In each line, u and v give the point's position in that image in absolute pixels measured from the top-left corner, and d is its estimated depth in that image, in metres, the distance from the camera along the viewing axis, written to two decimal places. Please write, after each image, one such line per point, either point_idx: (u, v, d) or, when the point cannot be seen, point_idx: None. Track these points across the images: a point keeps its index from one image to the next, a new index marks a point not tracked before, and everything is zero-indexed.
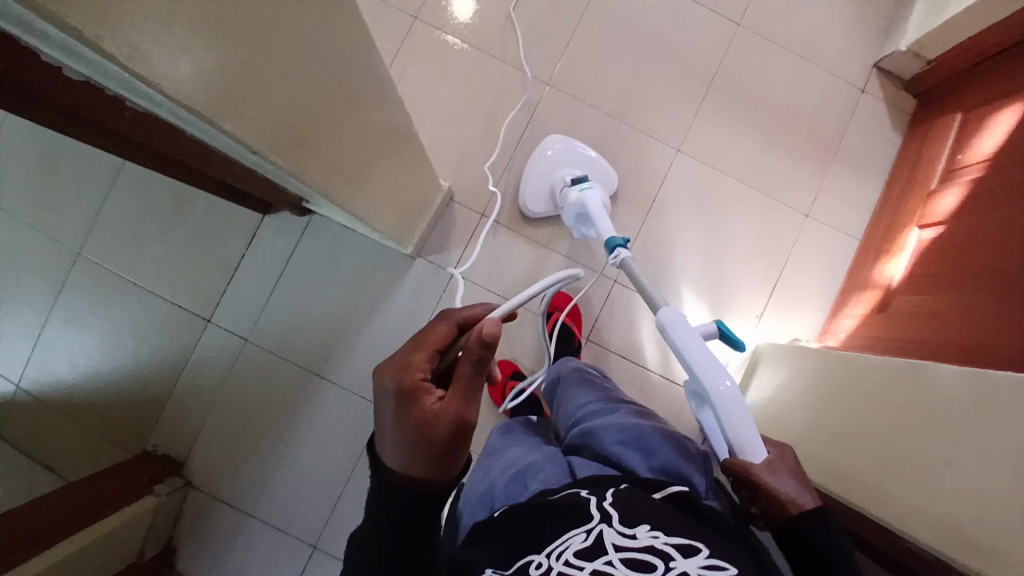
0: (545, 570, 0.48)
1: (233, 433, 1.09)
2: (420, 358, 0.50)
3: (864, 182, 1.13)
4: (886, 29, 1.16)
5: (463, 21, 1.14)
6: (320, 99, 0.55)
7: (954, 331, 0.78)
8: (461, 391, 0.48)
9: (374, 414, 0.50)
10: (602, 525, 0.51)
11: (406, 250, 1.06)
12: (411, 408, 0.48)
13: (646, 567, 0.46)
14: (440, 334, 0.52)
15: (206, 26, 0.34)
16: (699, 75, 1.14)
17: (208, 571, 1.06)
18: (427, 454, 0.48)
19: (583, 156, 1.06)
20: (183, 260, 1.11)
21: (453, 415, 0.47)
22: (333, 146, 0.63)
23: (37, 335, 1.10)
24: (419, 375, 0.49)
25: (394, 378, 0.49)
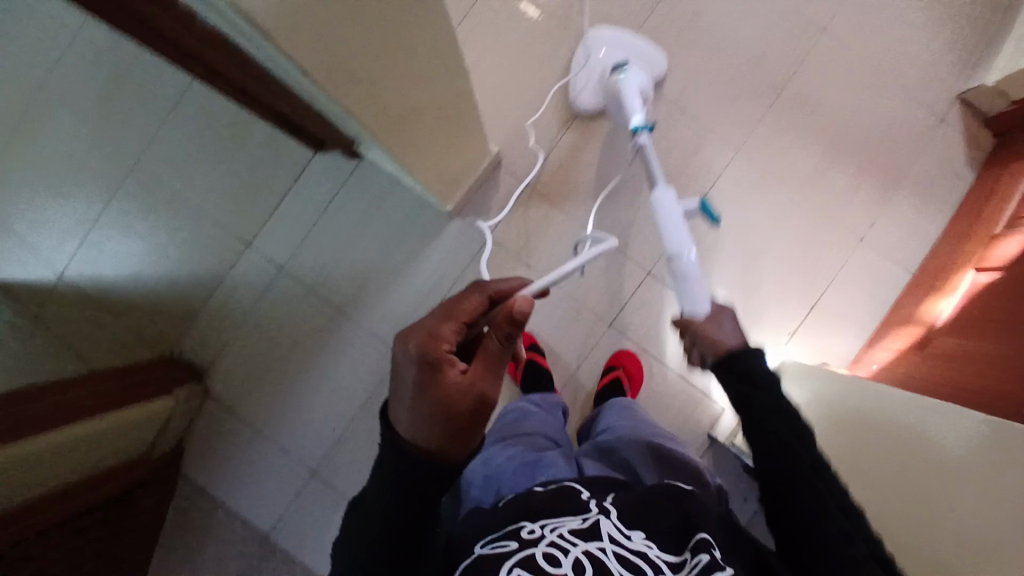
0: (538, 536, 0.55)
1: (254, 355, 1.12)
2: (449, 328, 0.51)
3: (924, 215, 1.09)
4: (975, 61, 1.10)
5: None
6: (383, 40, 0.55)
7: (993, 378, 0.75)
8: (486, 364, 0.49)
9: (394, 380, 0.50)
10: (600, 517, 0.58)
11: (445, 207, 1.07)
12: (436, 376, 0.48)
13: (636, 568, 0.53)
14: (470, 307, 0.53)
15: None
16: (771, 80, 1.10)
17: (211, 481, 1.11)
18: (441, 427, 0.48)
19: (629, 44, 1.08)
20: (232, 182, 1.13)
21: (476, 389, 0.48)
22: (388, 86, 0.64)
23: (88, 233, 1.15)
24: (446, 346, 0.50)
25: (420, 347, 0.49)
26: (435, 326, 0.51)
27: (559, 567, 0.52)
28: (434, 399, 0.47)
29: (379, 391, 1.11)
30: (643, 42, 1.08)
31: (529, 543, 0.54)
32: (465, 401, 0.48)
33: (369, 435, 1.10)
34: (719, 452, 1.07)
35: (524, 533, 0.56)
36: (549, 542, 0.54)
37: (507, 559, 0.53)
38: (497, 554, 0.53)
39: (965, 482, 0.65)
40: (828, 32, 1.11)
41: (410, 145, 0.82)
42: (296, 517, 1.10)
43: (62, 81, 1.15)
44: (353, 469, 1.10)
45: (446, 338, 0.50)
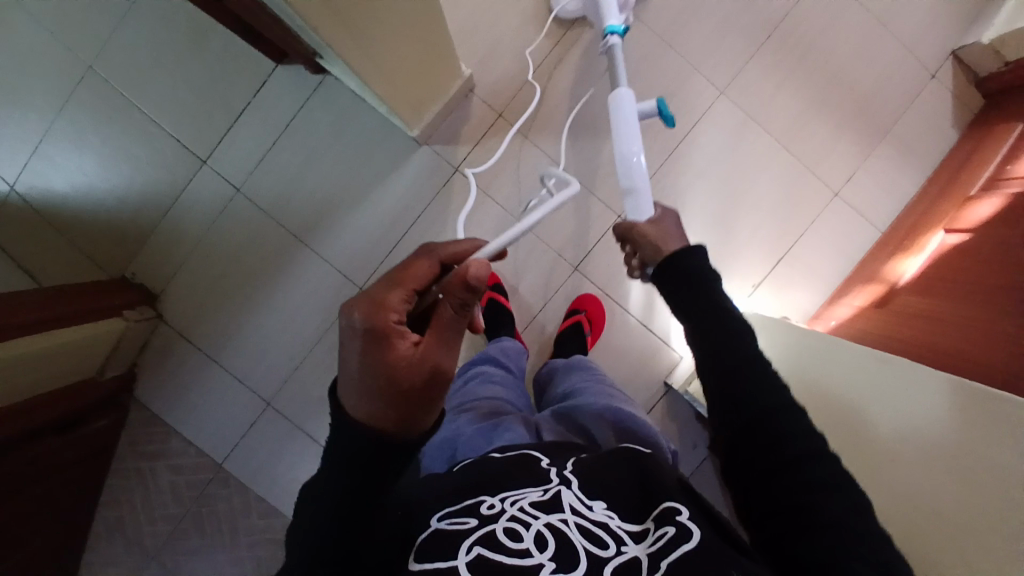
0: (498, 511, 0.50)
1: (210, 280, 1.09)
2: (396, 298, 0.48)
3: (901, 173, 1.07)
4: (974, 13, 1.06)
5: None
6: None
7: (949, 340, 0.75)
8: (438, 334, 0.46)
9: (341, 358, 0.46)
10: (561, 487, 0.53)
11: (412, 133, 1.02)
12: (385, 352, 0.45)
13: (599, 542, 0.48)
14: (419, 272, 0.50)
15: None
16: (763, 19, 1.05)
17: (166, 404, 1.10)
18: (394, 401, 0.45)
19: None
20: (188, 95, 1.07)
21: (432, 359, 0.45)
22: None
23: (34, 142, 1.08)
24: (395, 318, 0.47)
25: (366, 317, 0.46)
26: (382, 296, 0.47)
27: (521, 543, 0.46)
28: (386, 376, 0.45)
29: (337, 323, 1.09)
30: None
31: (488, 520, 0.49)
32: (418, 375, 0.45)
33: (327, 366, 1.09)
34: (674, 398, 1.09)
35: (484, 509, 0.50)
36: (509, 517, 0.49)
37: (467, 537, 0.47)
38: (455, 531, 0.48)
39: (936, 445, 0.62)
40: None
41: (373, 65, 0.76)
42: (250, 445, 1.10)
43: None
44: (309, 400, 1.10)
45: (394, 308, 0.47)
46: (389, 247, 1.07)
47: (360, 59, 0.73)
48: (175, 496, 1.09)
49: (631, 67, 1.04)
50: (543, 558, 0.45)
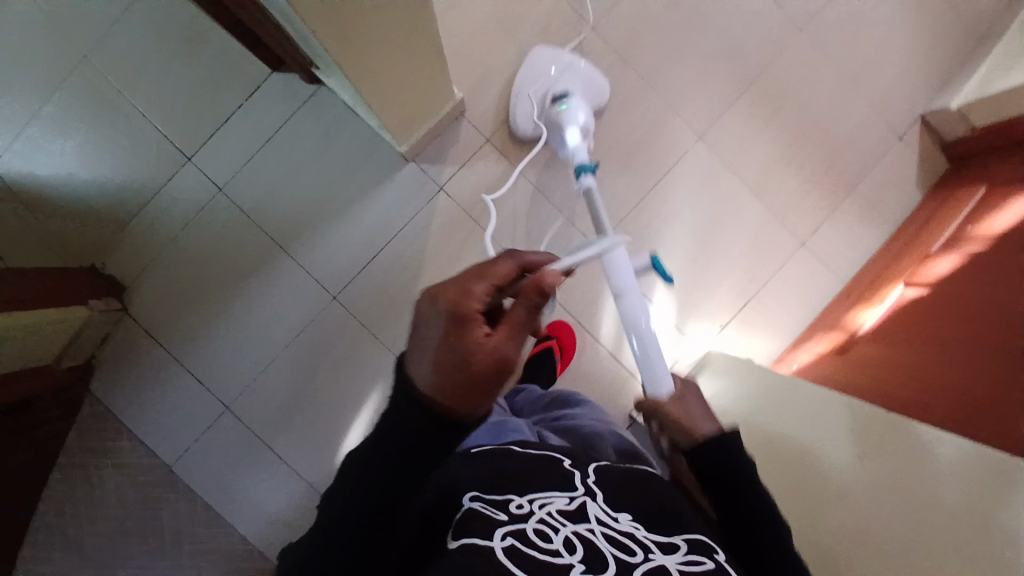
0: (527, 512, 0.51)
1: (183, 277, 1.08)
2: (481, 285, 0.47)
3: (868, 227, 1.11)
4: (941, 83, 1.12)
5: None
6: None
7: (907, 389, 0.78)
8: (513, 328, 0.46)
9: (418, 331, 0.46)
10: (586, 498, 0.55)
11: (400, 148, 1.03)
12: (462, 331, 0.45)
13: (627, 549, 0.50)
14: (502, 269, 0.50)
15: None
16: (744, 72, 1.10)
17: (122, 400, 1.07)
18: (460, 382, 0.44)
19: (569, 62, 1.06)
20: (181, 93, 1.07)
21: (505, 349, 0.45)
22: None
23: (21, 127, 1.07)
24: (476, 303, 0.46)
25: (452, 299, 0.46)
26: (468, 282, 0.47)
27: (552, 544, 0.47)
28: (459, 354, 0.44)
29: (306, 330, 1.08)
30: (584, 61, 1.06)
31: (519, 517, 0.50)
32: (488, 362, 0.44)
33: (292, 374, 1.08)
34: (639, 432, 1.09)
35: (513, 508, 0.51)
36: (539, 519, 0.50)
37: (499, 527, 0.48)
38: (488, 518, 0.49)
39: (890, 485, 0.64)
40: (807, 32, 1.11)
41: (368, 76, 0.78)
42: (205, 449, 1.07)
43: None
44: (270, 408, 1.07)
45: (478, 294, 0.47)
46: (368, 258, 1.08)
47: (356, 69, 0.74)
48: (121, 497, 1.06)
49: (617, 105, 1.08)
50: (574, 559, 0.46)
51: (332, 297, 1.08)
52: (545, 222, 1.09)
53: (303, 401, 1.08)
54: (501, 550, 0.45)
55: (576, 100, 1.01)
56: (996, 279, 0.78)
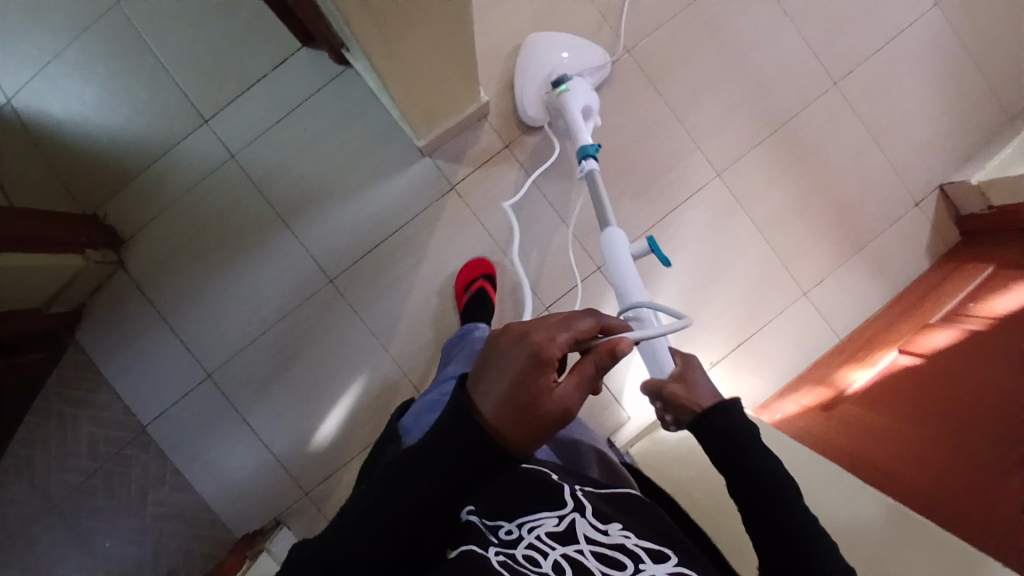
0: (516, 536, 0.60)
1: (180, 239, 1.07)
2: (565, 336, 0.47)
3: (871, 288, 1.11)
4: (964, 157, 1.13)
5: None
6: None
7: (891, 461, 0.77)
8: (581, 382, 0.47)
9: (493, 360, 0.46)
10: (575, 515, 0.63)
11: (418, 142, 1.02)
12: (540, 376, 0.45)
13: (614, 561, 0.56)
14: (583, 327, 0.50)
15: None
16: (772, 115, 1.09)
17: (103, 351, 1.06)
18: (518, 418, 0.45)
19: (563, 45, 1.04)
20: (207, 53, 1.06)
21: (568, 403, 0.46)
22: None
23: (45, 64, 1.06)
24: (557, 352, 0.46)
25: (538, 341, 0.46)
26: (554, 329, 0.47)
27: (541, 567, 0.55)
28: (529, 395, 0.45)
29: (299, 308, 1.07)
30: (577, 39, 1.04)
31: (510, 543, 0.58)
32: (554, 409, 0.45)
33: (276, 351, 1.07)
34: None
35: (503, 533, 0.60)
36: (527, 545, 0.58)
37: (495, 545, 0.56)
38: (485, 536, 0.57)
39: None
40: (841, 85, 1.11)
41: (400, 74, 0.80)
42: (179, 414, 1.07)
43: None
44: (250, 382, 1.07)
45: (563, 343, 0.47)
46: (370, 245, 1.07)
47: (389, 63, 0.76)
48: (91, 447, 1.06)
49: (640, 130, 1.07)
50: None
51: (328, 280, 1.07)
52: (551, 236, 1.09)
53: (285, 378, 1.07)
54: (495, 561, 0.52)
55: (576, 80, 0.97)
56: (991, 362, 0.78)
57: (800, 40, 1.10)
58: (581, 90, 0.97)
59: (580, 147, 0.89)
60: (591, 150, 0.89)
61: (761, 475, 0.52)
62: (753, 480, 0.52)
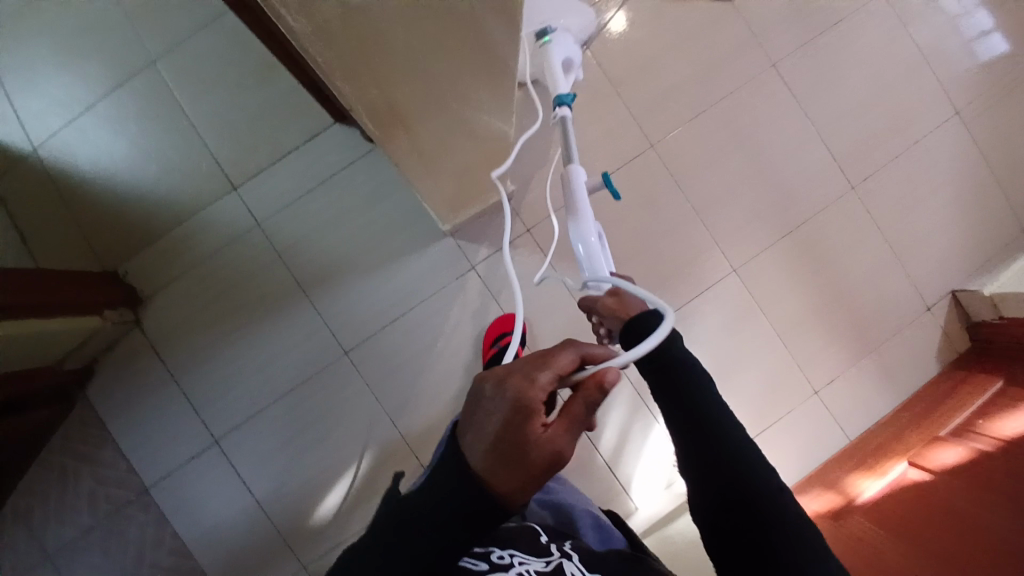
0: (506, 562, 0.65)
1: (199, 301, 1.07)
2: (546, 376, 0.46)
3: (882, 390, 1.12)
4: (977, 265, 1.15)
5: (612, 36, 1.11)
6: (434, 106, 0.63)
7: None
8: (570, 424, 0.46)
9: (478, 409, 0.46)
10: (563, 560, 0.68)
11: (443, 226, 1.05)
12: (522, 425, 0.44)
13: None
14: (566, 360, 0.47)
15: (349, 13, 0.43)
16: (788, 215, 1.13)
17: (112, 408, 1.06)
18: (506, 468, 0.46)
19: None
20: (240, 119, 1.08)
21: (555, 449, 0.45)
22: (433, 136, 0.71)
23: (75, 118, 1.07)
24: (539, 396, 0.45)
25: (515, 389, 0.45)
26: (532, 371, 0.46)
27: None
28: (512, 445, 0.45)
29: (312, 378, 1.07)
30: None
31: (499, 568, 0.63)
32: (542, 456, 0.45)
33: (287, 420, 1.07)
34: None
35: (495, 558, 0.65)
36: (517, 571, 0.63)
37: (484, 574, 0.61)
38: (472, 568, 0.62)
39: None
40: (857, 189, 1.14)
41: (389, 110, 0.60)
42: (185, 478, 1.05)
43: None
44: (257, 450, 1.06)
45: (545, 384, 0.46)
46: (388, 320, 1.08)
47: (368, 90, 0.55)
48: (90, 505, 1.04)
49: (660, 223, 1.11)
50: None
51: (343, 352, 1.07)
52: (568, 322, 1.10)
53: (291, 447, 1.06)
54: None
55: (560, 32, 0.92)
56: (1004, 495, 0.78)
57: (816, 144, 1.14)
58: (564, 43, 0.92)
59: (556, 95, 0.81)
60: (566, 98, 0.79)
61: (678, 359, 0.54)
62: (672, 365, 0.54)
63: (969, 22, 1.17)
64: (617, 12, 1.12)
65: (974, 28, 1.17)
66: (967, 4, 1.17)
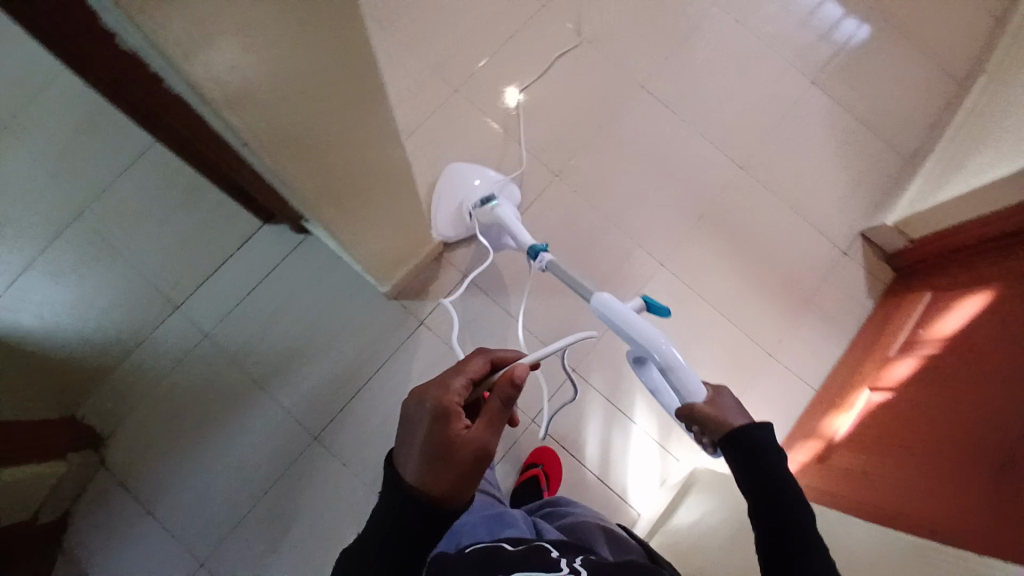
0: None
1: (163, 424, 1.07)
2: (460, 381, 0.65)
3: (830, 337, 1.18)
4: (875, 204, 1.26)
5: (512, 108, 1.25)
6: (346, 167, 0.69)
7: (891, 492, 0.79)
8: (489, 420, 0.61)
9: (412, 423, 0.61)
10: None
11: (382, 287, 1.09)
12: (446, 424, 0.60)
13: None
14: (476, 366, 0.67)
15: (266, 93, 0.50)
16: (696, 204, 1.23)
17: (89, 558, 1.01)
18: (442, 468, 0.58)
19: (469, 175, 1.16)
20: (176, 244, 1.13)
21: (479, 439, 0.59)
22: (355, 196, 0.76)
23: (12, 279, 1.10)
24: (455, 398, 0.62)
25: (435, 398, 0.62)
26: (446, 380, 0.64)
27: None
28: (443, 444, 0.59)
29: (287, 472, 1.06)
30: (478, 169, 1.18)
31: None
32: (469, 447, 0.59)
33: (271, 520, 1.04)
34: None
35: None
36: None
37: None
38: None
39: None
40: (747, 167, 1.26)
41: (301, 123, 0.57)
42: None
43: (29, 123, 1.16)
44: (244, 561, 1.02)
45: (457, 389, 0.64)
46: (350, 392, 1.09)
47: (292, 163, 0.60)
48: None
49: (582, 239, 1.19)
50: None
51: (313, 437, 1.07)
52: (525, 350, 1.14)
53: (279, 548, 1.03)
54: None
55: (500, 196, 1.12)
56: (964, 379, 0.84)
57: (701, 139, 1.27)
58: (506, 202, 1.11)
59: (530, 246, 0.98)
60: (541, 247, 0.98)
61: (776, 487, 0.58)
62: (766, 491, 0.58)
63: (821, 15, 1.36)
64: (516, 90, 1.25)
65: (826, 19, 1.36)
66: (807, 6, 1.36)
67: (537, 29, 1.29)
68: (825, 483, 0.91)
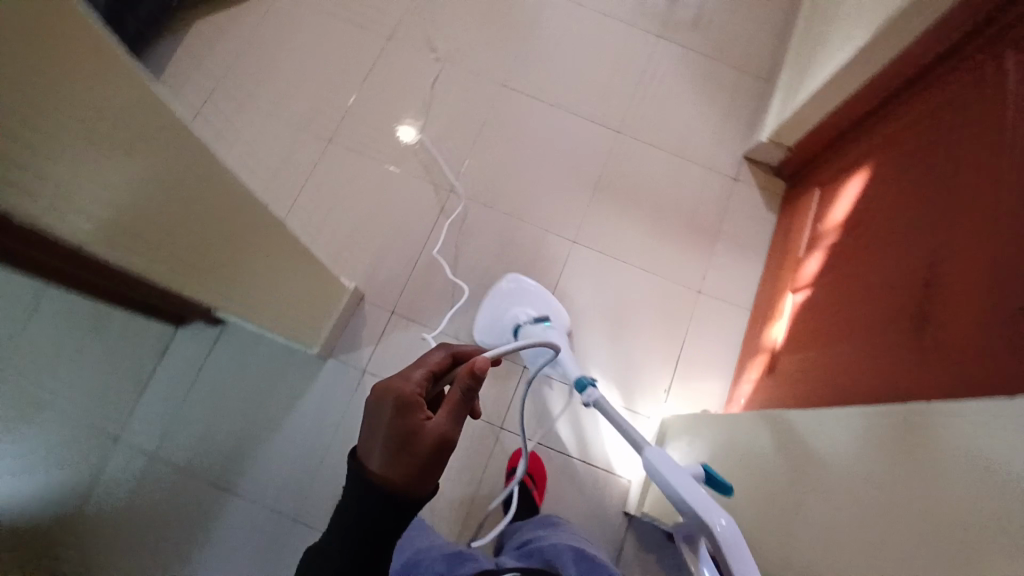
0: None
1: (137, 558, 1.02)
2: (420, 373, 0.63)
3: (748, 258, 1.23)
4: (747, 127, 1.34)
5: (409, 144, 1.27)
6: (224, 248, 0.69)
7: (830, 375, 0.83)
8: (452, 411, 0.59)
9: (372, 414, 0.59)
10: None
11: (313, 350, 1.08)
12: (408, 414, 0.58)
13: None
14: (436, 359, 0.66)
15: (112, 203, 0.48)
16: (588, 177, 1.27)
17: None
18: (403, 456, 0.56)
19: (519, 291, 1.13)
20: (96, 375, 1.09)
21: (441, 429, 0.57)
22: (245, 269, 0.75)
23: None
24: (415, 389, 0.60)
25: (396, 392, 0.59)
26: (407, 372, 0.62)
27: None
28: (405, 433, 0.57)
29: (278, 561, 1.03)
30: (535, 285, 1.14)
31: None
32: (431, 437, 0.57)
33: None
34: (640, 528, 1.06)
35: None
36: None
37: None
38: None
39: None
40: (622, 130, 1.31)
41: (161, 215, 0.56)
42: None
43: None
44: None
45: (417, 380, 0.62)
46: (317, 461, 1.07)
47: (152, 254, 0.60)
48: None
49: (495, 243, 1.21)
50: None
51: (293, 519, 1.04)
52: None
53: None
54: None
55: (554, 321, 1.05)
56: (862, 254, 0.89)
57: (573, 117, 1.32)
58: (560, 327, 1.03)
59: (577, 379, 0.81)
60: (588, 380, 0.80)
61: None
62: None
63: None
64: (410, 126, 1.28)
65: None
66: None
67: (389, 63, 1.32)
68: (778, 390, 0.94)
